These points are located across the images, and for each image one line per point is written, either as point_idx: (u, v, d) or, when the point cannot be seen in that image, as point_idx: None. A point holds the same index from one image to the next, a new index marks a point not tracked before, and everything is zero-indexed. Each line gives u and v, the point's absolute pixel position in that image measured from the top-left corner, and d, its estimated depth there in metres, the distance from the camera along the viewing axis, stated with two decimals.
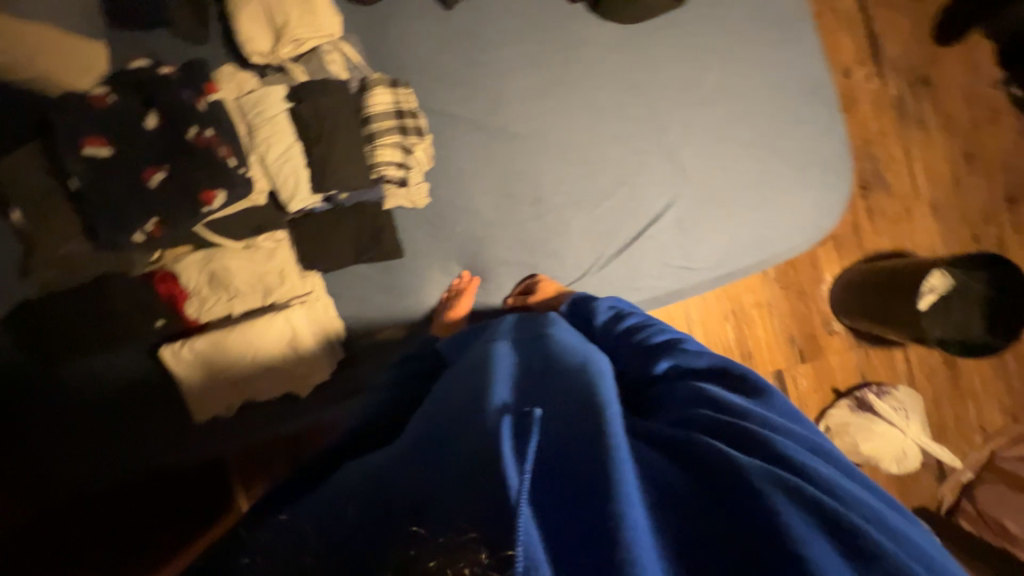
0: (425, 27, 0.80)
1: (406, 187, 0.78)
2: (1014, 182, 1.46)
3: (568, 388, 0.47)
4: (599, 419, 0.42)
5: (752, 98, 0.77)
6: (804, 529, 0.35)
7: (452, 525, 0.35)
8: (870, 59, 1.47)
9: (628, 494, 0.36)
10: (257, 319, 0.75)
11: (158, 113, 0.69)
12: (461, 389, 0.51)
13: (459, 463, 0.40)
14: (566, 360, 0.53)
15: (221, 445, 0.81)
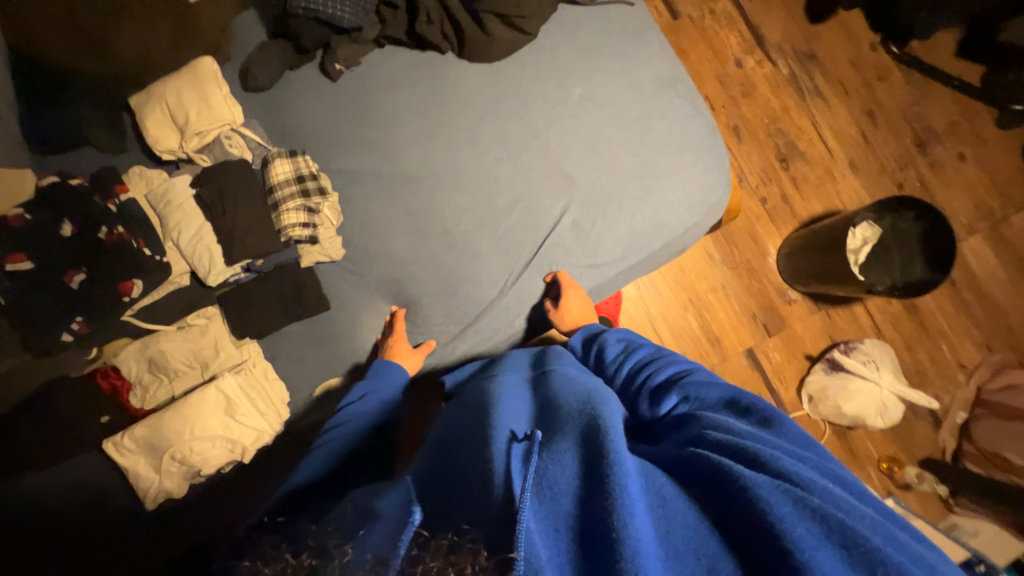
0: (317, 100, 0.89)
1: (318, 243, 0.82)
2: (919, 127, 1.54)
3: (579, 423, 0.49)
4: (604, 437, 0.45)
5: (617, 102, 0.84)
6: (804, 533, 0.36)
7: (455, 528, 0.40)
8: (756, 47, 1.58)
9: (629, 506, 0.38)
10: (192, 396, 0.78)
11: (73, 221, 0.74)
12: (474, 423, 0.55)
13: (473, 487, 0.45)
14: (573, 391, 0.57)
15: (179, 533, 0.80)
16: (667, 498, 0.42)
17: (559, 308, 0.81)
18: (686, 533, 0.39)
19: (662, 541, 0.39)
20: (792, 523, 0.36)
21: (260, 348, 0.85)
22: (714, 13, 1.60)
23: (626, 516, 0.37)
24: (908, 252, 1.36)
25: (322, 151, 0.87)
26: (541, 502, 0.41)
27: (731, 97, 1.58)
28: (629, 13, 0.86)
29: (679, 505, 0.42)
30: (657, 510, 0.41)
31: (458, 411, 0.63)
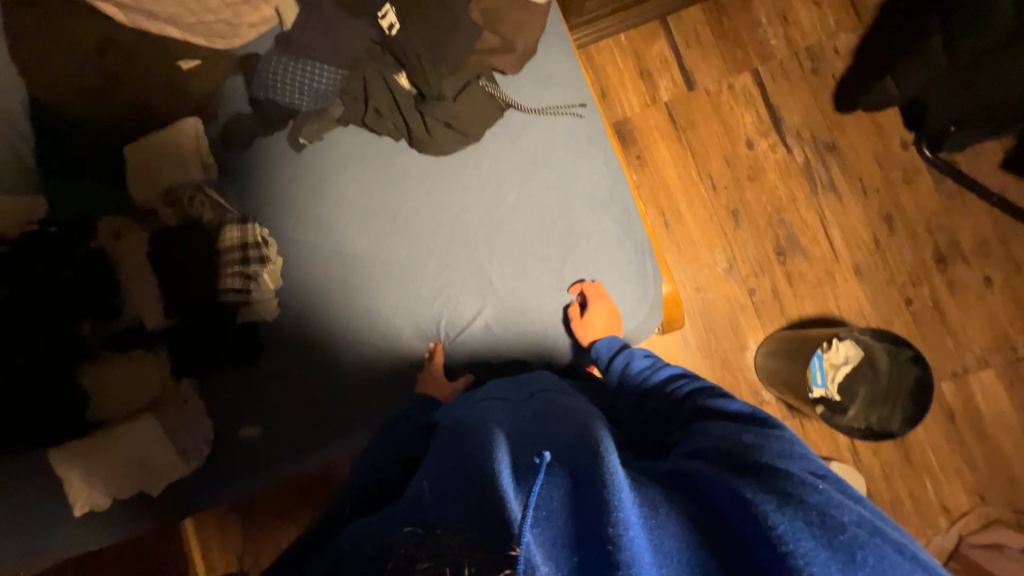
0: (279, 166, 0.95)
1: (252, 304, 0.91)
2: (942, 241, 1.40)
3: (565, 428, 0.54)
4: (593, 441, 0.48)
5: (544, 213, 0.86)
6: (792, 535, 0.40)
7: (450, 536, 0.40)
8: (772, 130, 1.50)
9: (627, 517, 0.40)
10: (120, 428, 0.88)
11: (45, 263, 0.86)
12: (468, 436, 0.58)
13: (462, 489, 0.47)
14: (559, 410, 0.61)
15: (104, 533, 0.92)
16: (658, 514, 0.43)
17: (583, 319, 0.83)
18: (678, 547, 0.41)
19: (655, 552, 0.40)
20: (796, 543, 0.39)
21: (194, 386, 0.93)
22: (733, 89, 1.52)
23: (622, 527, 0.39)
24: (898, 380, 1.22)
25: (275, 217, 0.94)
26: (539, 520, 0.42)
27: (736, 178, 1.50)
28: (574, 127, 0.88)
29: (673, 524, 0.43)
30: (651, 521, 0.42)
31: (456, 420, 0.66)
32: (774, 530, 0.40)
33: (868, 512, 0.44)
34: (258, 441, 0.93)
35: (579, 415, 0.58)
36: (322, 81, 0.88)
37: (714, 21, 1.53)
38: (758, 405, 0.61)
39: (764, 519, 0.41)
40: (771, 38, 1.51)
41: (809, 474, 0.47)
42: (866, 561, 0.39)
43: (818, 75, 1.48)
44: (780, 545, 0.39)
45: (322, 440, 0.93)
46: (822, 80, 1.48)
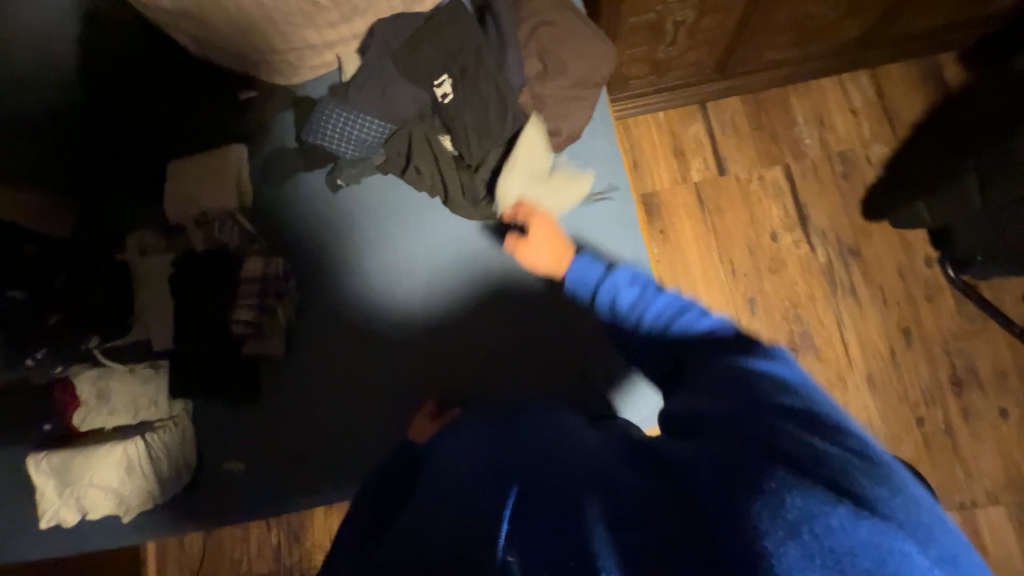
0: (313, 202, 0.96)
1: (260, 339, 0.90)
2: (960, 364, 1.37)
3: (558, 465, 0.49)
4: (578, 497, 0.43)
5: (559, 288, 0.91)
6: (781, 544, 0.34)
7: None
8: (798, 226, 1.51)
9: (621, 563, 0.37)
10: (107, 446, 0.86)
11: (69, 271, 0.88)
12: (456, 476, 0.53)
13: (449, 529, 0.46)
14: (549, 431, 0.55)
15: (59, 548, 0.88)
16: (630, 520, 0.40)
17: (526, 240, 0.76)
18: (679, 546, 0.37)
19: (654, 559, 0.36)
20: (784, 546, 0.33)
21: (188, 410, 0.92)
22: (763, 181, 1.55)
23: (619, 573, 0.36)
24: None
25: (301, 254, 0.95)
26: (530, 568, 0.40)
27: (756, 268, 1.51)
28: (603, 210, 0.89)
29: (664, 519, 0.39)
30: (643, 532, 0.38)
31: (443, 454, 0.60)
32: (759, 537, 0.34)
33: (886, 502, 0.35)
34: (238, 477, 0.91)
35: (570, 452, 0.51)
36: (370, 134, 0.90)
37: (752, 114, 1.58)
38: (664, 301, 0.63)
39: (750, 525, 0.35)
40: (805, 137, 1.54)
41: (816, 455, 0.39)
42: (863, 545, 0.33)
43: (849, 180, 1.50)
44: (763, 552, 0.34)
45: (300, 487, 0.89)
46: (852, 185, 1.50)
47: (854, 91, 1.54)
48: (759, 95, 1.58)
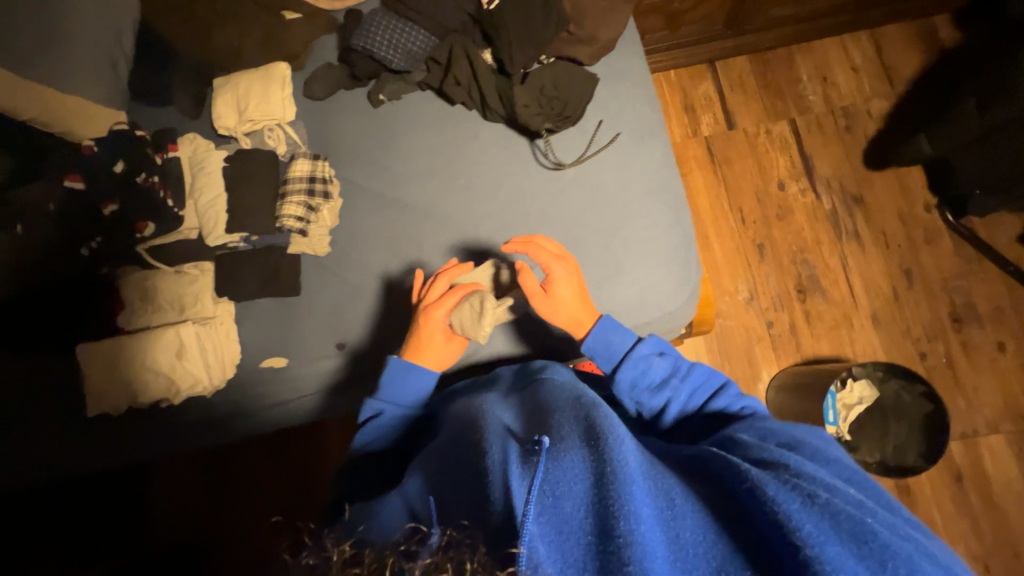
0: (356, 116, 1.01)
1: (306, 236, 0.93)
2: (959, 302, 1.44)
3: (568, 419, 0.57)
4: (590, 436, 0.52)
5: (595, 182, 0.90)
6: (802, 532, 0.45)
7: (456, 522, 0.50)
8: (804, 176, 1.58)
9: (635, 513, 0.45)
10: (155, 330, 0.88)
11: (125, 162, 0.93)
12: (472, 437, 0.60)
13: (469, 482, 0.53)
14: (565, 398, 0.64)
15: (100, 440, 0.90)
16: (679, 506, 0.49)
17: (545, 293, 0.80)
18: (695, 537, 0.47)
19: (673, 543, 0.46)
20: (800, 520, 0.46)
21: (233, 309, 0.95)
22: (771, 135, 1.62)
23: (632, 524, 0.44)
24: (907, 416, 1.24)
25: (343, 162, 0.99)
26: (541, 507, 0.46)
27: (764, 216, 1.58)
28: (640, 117, 0.92)
29: (688, 510, 0.49)
30: (668, 513, 0.48)
31: (457, 416, 0.69)
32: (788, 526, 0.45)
33: (869, 509, 0.51)
34: (281, 373, 0.93)
35: (586, 415, 0.57)
36: (416, 44, 0.96)
37: (758, 72, 1.66)
38: (694, 379, 0.75)
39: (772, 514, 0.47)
40: (809, 94, 1.63)
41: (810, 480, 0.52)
42: (863, 540, 0.45)
43: (852, 133, 1.58)
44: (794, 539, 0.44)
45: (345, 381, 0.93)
46: (854, 137, 1.58)
47: (854, 51, 1.63)
48: (765, 54, 1.66)
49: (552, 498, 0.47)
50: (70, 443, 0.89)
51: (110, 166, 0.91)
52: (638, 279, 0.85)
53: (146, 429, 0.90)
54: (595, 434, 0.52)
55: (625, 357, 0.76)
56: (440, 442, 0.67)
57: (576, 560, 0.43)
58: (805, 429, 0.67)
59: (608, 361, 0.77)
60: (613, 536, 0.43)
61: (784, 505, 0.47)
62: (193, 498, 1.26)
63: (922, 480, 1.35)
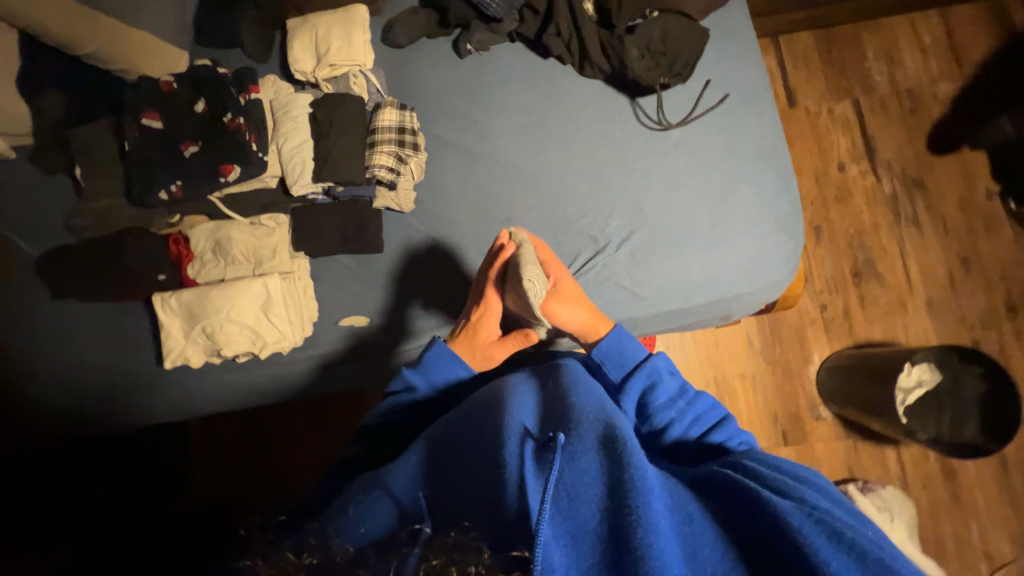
0: (441, 66, 0.96)
1: (394, 190, 0.89)
2: (1014, 291, 1.44)
3: (585, 415, 0.51)
4: (611, 440, 0.47)
5: (702, 145, 0.87)
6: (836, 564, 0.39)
7: (460, 523, 0.43)
8: (865, 157, 1.55)
9: (655, 526, 0.39)
10: (239, 282, 0.85)
11: (206, 101, 0.88)
12: (476, 420, 0.53)
13: (472, 476, 0.47)
14: (582, 387, 0.58)
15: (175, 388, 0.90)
16: (695, 521, 0.43)
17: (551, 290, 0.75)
18: (717, 557, 0.41)
19: (693, 563, 0.40)
20: (834, 561, 0.39)
21: (309, 265, 0.90)
22: (833, 113, 1.58)
23: (650, 539, 0.38)
24: (966, 397, 1.22)
25: (428, 115, 0.94)
26: (557, 508, 0.41)
27: (823, 197, 1.54)
28: (747, 78, 0.89)
29: (708, 527, 0.43)
30: (686, 529, 0.43)
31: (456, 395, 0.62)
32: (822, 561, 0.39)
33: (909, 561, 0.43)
34: (359, 333, 0.88)
35: (605, 413, 0.51)
36: None
37: (823, 48, 1.60)
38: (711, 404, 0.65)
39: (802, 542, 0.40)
40: (874, 73, 1.58)
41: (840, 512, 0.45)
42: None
43: (916, 116, 1.55)
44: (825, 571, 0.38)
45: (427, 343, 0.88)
46: (918, 120, 1.54)
47: (923, 31, 1.58)
48: (831, 30, 1.61)
49: (564, 502, 0.42)
50: (151, 389, 0.91)
51: (191, 106, 0.88)
52: (744, 247, 0.83)
53: (228, 382, 0.90)
54: (617, 439, 0.47)
55: (638, 367, 0.67)
56: (433, 425, 0.59)
57: (589, 566, 0.39)
58: (807, 468, 0.55)
59: (619, 368, 0.68)
60: (629, 550, 0.38)
61: (808, 538, 0.41)
62: (226, 462, 1.16)
63: (969, 465, 1.36)
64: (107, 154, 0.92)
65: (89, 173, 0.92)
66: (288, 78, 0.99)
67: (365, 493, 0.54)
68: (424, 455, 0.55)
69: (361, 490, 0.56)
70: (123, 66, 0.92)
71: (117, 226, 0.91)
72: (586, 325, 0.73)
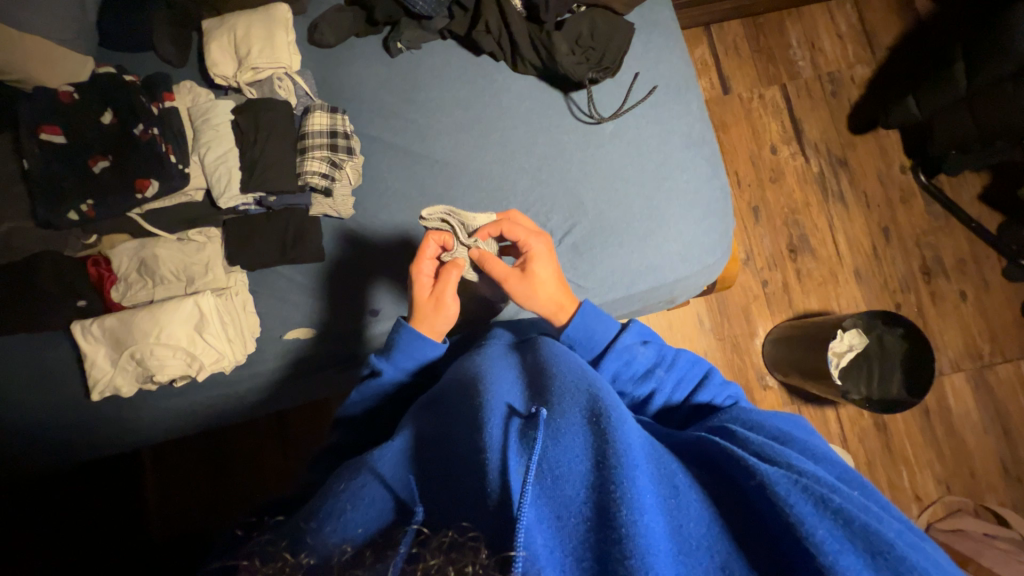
0: (372, 67, 0.94)
1: (331, 197, 0.87)
2: (929, 256, 1.58)
3: (566, 392, 0.53)
4: (594, 416, 0.48)
5: (635, 136, 0.89)
6: (817, 525, 0.40)
7: (457, 520, 0.43)
8: (794, 139, 1.64)
9: (638, 501, 0.40)
10: (168, 303, 0.81)
11: (115, 113, 0.83)
12: (463, 402, 0.55)
13: (459, 461, 0.49)
14: (564, 362, 0.60)
15: (112, 415, 0.87)
16: (680, 491, 0.44)
17: (528, 272, 0.71)
18: (698, 530, 0.42)
19: (676, 534, 0.41)
20: (812, 525, 0.40)
21: (247, 279, 0.87)
22: (764, 99, 1.66)
23: (634, 513, 0.39)
24: (890, 358, 1.34)
25: (362, 117, 0.92)
26: (540, 487, 0.43)
27: (759, 179, 1.62)
28: (674, 70, 0.92)
29: (691, 498, 0.44)
30: (671, 502, 0.43)
31: (444, 380, 0.64)
32: (806, 525, 0.40)
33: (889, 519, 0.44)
34: (304, 346, 0.86)
35: (587, 389, 0.53)
36: None
37: (751, 35, 1.68)
38: (686, 363, 0.68)
39: (787, 507, 0.41)
40: (799, 59, 1.67)
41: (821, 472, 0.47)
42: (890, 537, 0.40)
43: (837, 98, 1.65)
44: (808, 535, 0.39)
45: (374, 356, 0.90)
46: (839, 102, 1.65)
47: (839, 18, 1.69)
48: (757, 18, 1.68)
49: (548, 484, 0.43)
50: (88, 419, 0.87)
51: (98, 117, 0.82)
52: (679, 234, 0.87)
53: (172, 405, 0.87)
54: (598, 415, 0.48)
55: (608, 347, 0.66)
56: (415, 415, 0.61)
57: (576, 544, 0.40)
58: (782, 421, 0.60)
59: (590, 350, 0.68)
60: (612, 526, 0.39)
61: (797, 509, 0.41)
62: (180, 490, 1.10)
63: (898, 418, 1.49)
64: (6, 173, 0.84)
65: None
66: (209, 84, 0.94)
67: (350, 479, 0.52)
68: (406, 444, 0.55)
69: (347, 471, 0.55)
70: (17, 76, 0.83)
71: (26, 251, 0.83)
72: (551, 307, 0.71)
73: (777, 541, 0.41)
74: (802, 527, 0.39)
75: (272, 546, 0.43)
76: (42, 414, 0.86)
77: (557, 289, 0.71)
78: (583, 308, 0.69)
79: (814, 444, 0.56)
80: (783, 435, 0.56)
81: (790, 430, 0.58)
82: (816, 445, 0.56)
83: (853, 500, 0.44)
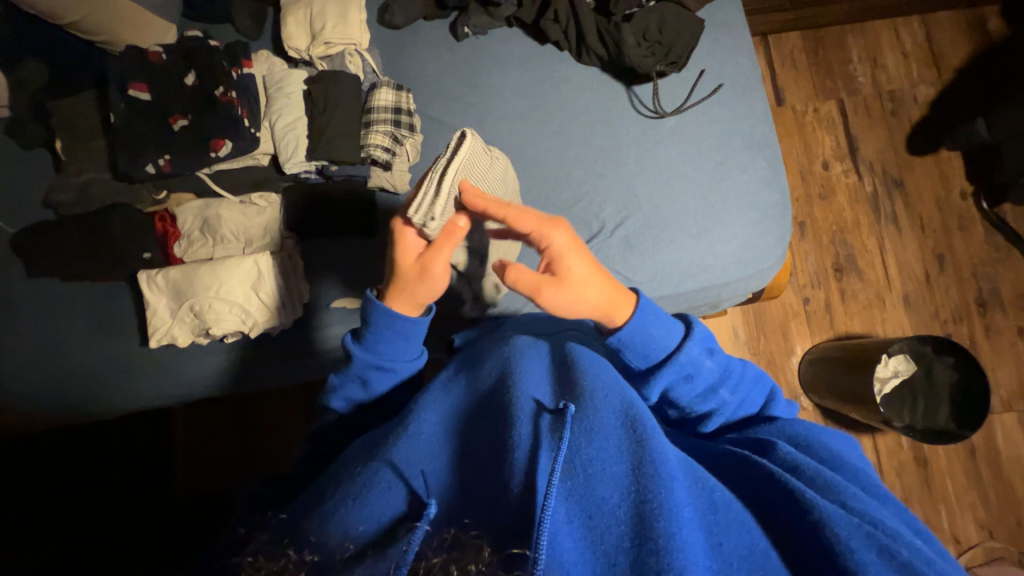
0: (437, 49, 0.96)
1: (390, 170, 0.89)
2: (985, 288, 1.51)
3: (599, 391, 0.52)
4: (630, 422, 0.48)
5: (698, 135, 0.89)
6: (859, 564, 0.39)
7: (471, 520, 0.43)
8: (848, 156, 1.59)
9: (675, 514, 0.40)
10: (228, 261, 0.84)
11: (197, 75, 0.87)
12: (492, 391, 0.54)
13: (490, 452, 0.48)
14: (597, 360, 0.59)
15: (157, 372, 0.90)
16: (719, 505, 0.44)
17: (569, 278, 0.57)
18: (739, 550, 0.41)
19: (715, 551, 0.41)
20: (875, 574, 0.39)
21: (299, 246, 0.90)
22: (818, 112, 1.61)
23: (671, 525, 0.39)
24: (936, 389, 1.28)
25: (425, 98, 0.94)
26: (570, 485, 0.43)
27: (807, 194, 1.57)
28: (740, 70, 0.91)
29: (731, 516, 0.43)
30: (709, 517, 0.43)
31: (472, 360, 0.63)
32: (846, 560, 0.39)
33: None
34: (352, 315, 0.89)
35: (621, 392, 0.52)
36: None
37: (810, 48, 1.64)
38: (744, 377, 0.65)
39: (836, 547, 0.40)
40: (858, 75, 1.62)
41: (872, 507, 0.45)
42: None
43: (897, 117, 1.60)
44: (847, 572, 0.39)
45: None
46: (898, 121, 1.59)
47: (904, 35, 1.63)
48: (818, 31, 1.64)
49: (578, 486, 0.43)
50: (141, 368, 0.90)
51: (181, 78, 0.86)
52: (735, 234, 0.86)
53: (219, 361, 0.90)
54: (630, 423, 0.48)
55: (669, 359, 0.59)
56: (441, 388, 0.59)
57: (609, 547, 0.40)
58: (840, 442, 0.58)
59: (642, 359, 0.60)
60: (649, 536, 0.39)
61: (856, 555, 0.40)
62: (204, 449, 1.14)
63: (939, 454, 1.42)
64: (90, 128, 0.90)
65: (70, 147, 0.89)
66: (281, 57, 0.97)
67: (368, 462, 0.53)
68: (439, 428, 0.54)
69: (361, 458, 0.55)
70: (106, 37, 0.89)
71: (99, 202, 0.89)
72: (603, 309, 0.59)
73: (821, 570, 0.40)
74: (860, 572, 0.39)
75: (273, 547, 0.42)
76: (98, 357, 0.90)
77: (609, 284, 0.59)
78: (644, 309, 0.60)
79: (866, 472, 0.53)
80: (798, 437, 0.56)
81: (840, 447, 0.57)
82: (865, 470, 0.54)
83: (915, 547, 0.42)
